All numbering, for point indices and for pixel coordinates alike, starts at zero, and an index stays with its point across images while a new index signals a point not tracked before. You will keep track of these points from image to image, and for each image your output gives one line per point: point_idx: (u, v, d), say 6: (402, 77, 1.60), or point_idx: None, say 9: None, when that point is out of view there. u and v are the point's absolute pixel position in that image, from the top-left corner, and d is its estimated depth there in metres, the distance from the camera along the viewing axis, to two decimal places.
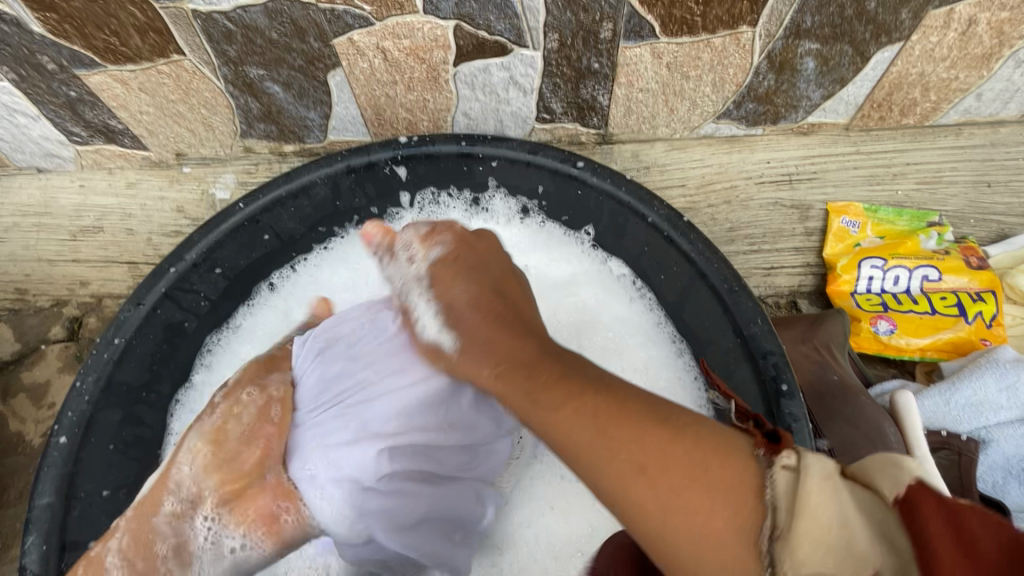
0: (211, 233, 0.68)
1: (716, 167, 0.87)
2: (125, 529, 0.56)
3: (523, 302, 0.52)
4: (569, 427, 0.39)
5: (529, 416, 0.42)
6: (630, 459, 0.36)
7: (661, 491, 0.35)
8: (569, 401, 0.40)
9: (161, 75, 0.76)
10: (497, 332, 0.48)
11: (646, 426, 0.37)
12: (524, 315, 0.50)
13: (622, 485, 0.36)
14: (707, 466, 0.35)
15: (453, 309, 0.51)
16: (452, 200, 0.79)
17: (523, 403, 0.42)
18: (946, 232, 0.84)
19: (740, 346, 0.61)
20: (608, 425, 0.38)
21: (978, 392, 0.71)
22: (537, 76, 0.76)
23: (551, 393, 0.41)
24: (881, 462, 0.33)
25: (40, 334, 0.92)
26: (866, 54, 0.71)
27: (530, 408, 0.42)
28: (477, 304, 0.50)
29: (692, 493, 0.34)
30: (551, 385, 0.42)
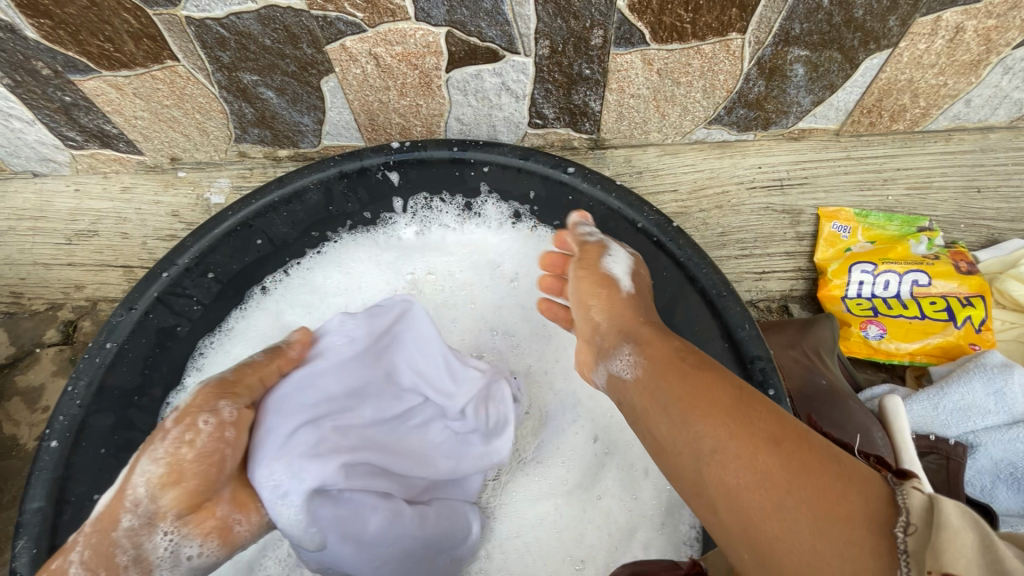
0: (203, 238, 0.68)
1: (708, 172, 0.87)
2: (84, 544, 0.49)
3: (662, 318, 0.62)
4: (711, 397, 0.43)
5: (667, 383, 0.46)
6: (769, 434, 0.39)
7: (789, 467, 0.36)
8: (718, 379, 0.45)
9: (156, 80, 0.77)
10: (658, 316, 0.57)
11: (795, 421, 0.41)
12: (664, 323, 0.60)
13: (749, 455, 0.38)
14: (843, 459, 0.36)
15: (637, 277, 0.62)
16: (445, 205, 0.80)
17: (669, 370, 0.47)
18: (937, 237, 0.84)
19: (729, 351, 0.61)
20: (754, 405, 0.41)
21: (966, 397, 0.71)
22: (529, 81, 0.76)
23: (697, 367, 0.47)
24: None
25: (35, 338, 0.92)
26: (855, 61, 0.72)
27: (674, 376, 0.46)
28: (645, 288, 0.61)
29: (822, 477, 0.35)
30: (702, 364, 0.47)
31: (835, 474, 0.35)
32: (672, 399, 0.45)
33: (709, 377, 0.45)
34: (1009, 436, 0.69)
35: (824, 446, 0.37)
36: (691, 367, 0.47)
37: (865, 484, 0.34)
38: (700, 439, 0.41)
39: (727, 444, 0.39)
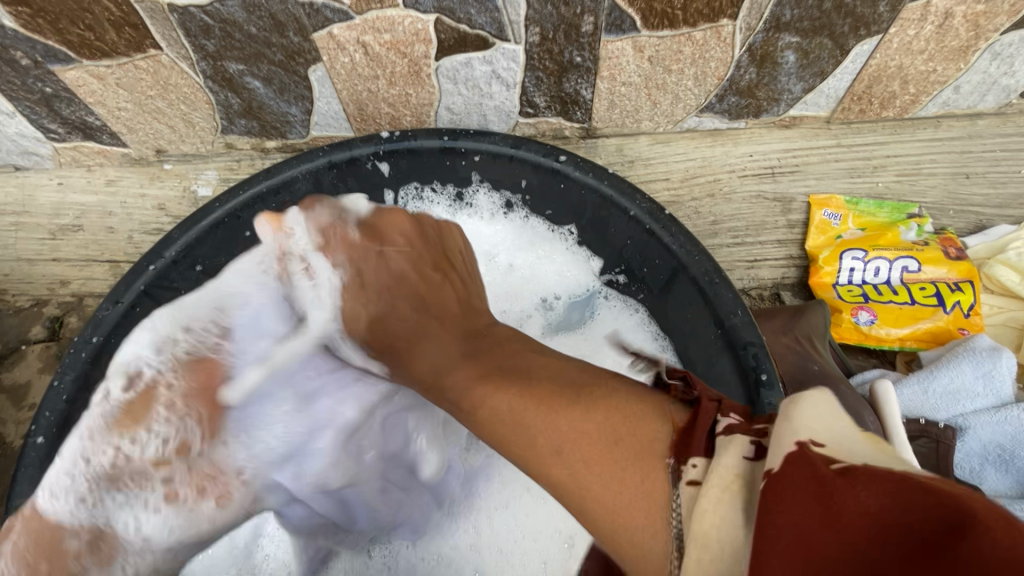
0: (191, 230, 0.67)
1: (700, 160, 0.87)
2: (20, 531, 0.49)
3: (425, 291, 0.59)
4: (506, 383, 0.47)
5: (472, 382, 0.50)
6: (556, 403, 0.43)
7: (576, 440, 0.40)
8: (507, 351, 0.52)
9: (139, 70, 0.75)
10: (434, 332, 0.57)
11: (591, 412, 0.41)
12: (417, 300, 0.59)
13: (556, 439, 0.41)
14: (619, 443, 0.39)
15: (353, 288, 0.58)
16: (436, 196, 0.79)
17: (466, 366, 0.52)
18: (926, 223, 0.85)
19: (721, 337, 0.61)
20: (528, 368, 0.48)
21: (955, 380, 0.72)
22: (519, 69, 0.75)
23: (539, 403, 0.43)
24: (815, 412, 0.32)
25: (20, 335, 0.91)
26: (845, 48, 0.72)
27: (468, 375, 0.51)
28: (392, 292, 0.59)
29: (602, 429, 0.40)
30: (481, 334, 0.57)
31: (606, 426, 0.40)
32: (478, 406, 0.48)
33: (495, 348, 0.53)
34: (997, 418, 0.70)
35: (605, 397, 0.43)
36: (475, 342, 0.55)
37: (633, 418, 0.40)
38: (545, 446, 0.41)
39: (539, 438, 0.42)
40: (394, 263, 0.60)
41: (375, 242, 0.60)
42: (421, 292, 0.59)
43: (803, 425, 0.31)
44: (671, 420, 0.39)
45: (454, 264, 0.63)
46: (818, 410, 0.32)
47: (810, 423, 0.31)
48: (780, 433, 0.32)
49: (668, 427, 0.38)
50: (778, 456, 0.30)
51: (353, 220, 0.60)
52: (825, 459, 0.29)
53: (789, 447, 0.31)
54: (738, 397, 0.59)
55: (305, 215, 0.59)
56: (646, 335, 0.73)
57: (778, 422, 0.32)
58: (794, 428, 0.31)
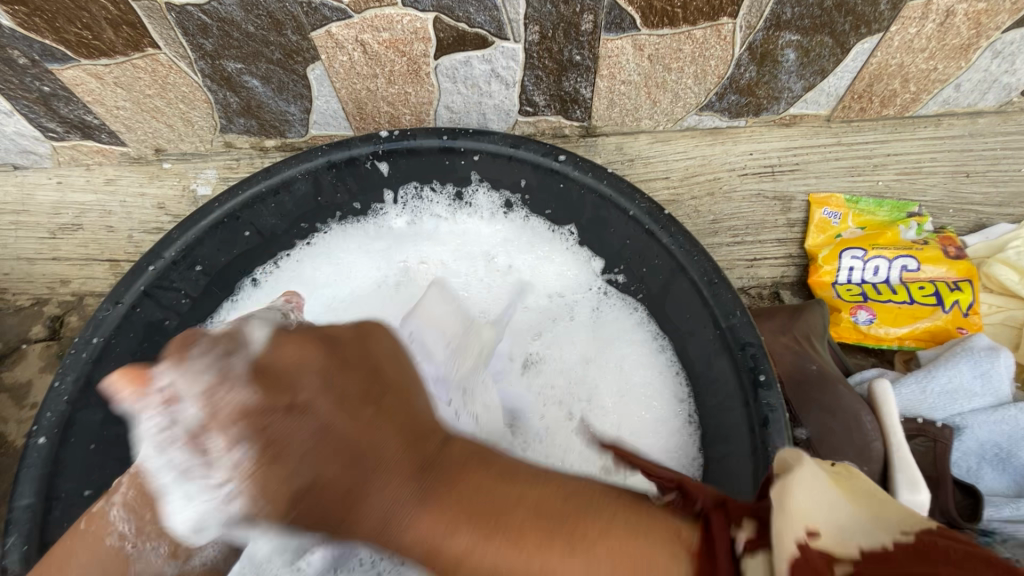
0: (191, 230, 0.67)
1: (699, 159, 0.87)
2: (127, 486, 0.50)
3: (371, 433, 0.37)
4: (479, 523, 0.33)
5: (433, 546, 0.33)
6: (553, 532, 0.32)
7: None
8: (475, 479, 0.35)
9: (137, 69, 0.75)
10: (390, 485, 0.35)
11: (592, 525, 0.32)
12: (362, 448, 0.36)
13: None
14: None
15: (272, 444, 0.35)
16: (435, 195, 0.79)
17: (429, 517, 0.34)
18: (926, 222, 0.85)
19: (719, 338, 0.61)
20: (501, 492, 0.34)
21: (953, 379, 0.73)
22: (519, 68, 0.75)
23: (502, 532, 0.32)
24: (802, 496, 0.31)
25: (20, 334, 0.92)
26: (845, 46, 0.71)
27: (432, 526, 0.34)
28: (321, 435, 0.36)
29: None
30: (438, 460, 0.37)
31: (616, 574, 0.30)
32: (460, 565, 0.33)
33: (459, 483, 0.35)
34: (991, 418, 0.71)
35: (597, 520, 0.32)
36: (432, 479, 0.35)
37: (650, 551, 0.31)
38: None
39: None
40: (310, 414, 0.36)
41: (280, 392, 0.37)
42: (359, 443, 0.36)
43: (802, 511, 0.30)
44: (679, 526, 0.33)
45: (387, 386, 0.40)
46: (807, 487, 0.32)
47: (803, 509, 0.30)
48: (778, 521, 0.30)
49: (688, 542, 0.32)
50: (786, 554, 0.29)
51: (243, 365, 0.38)
52: (825, 553, 0.29)
53: (793, 544, 0.29)
54: (736, 398, 0.59)
55: (178, 365, 0.39)
56: (647, 334, 0.73)
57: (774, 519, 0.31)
58: (793, 521, 0.30)
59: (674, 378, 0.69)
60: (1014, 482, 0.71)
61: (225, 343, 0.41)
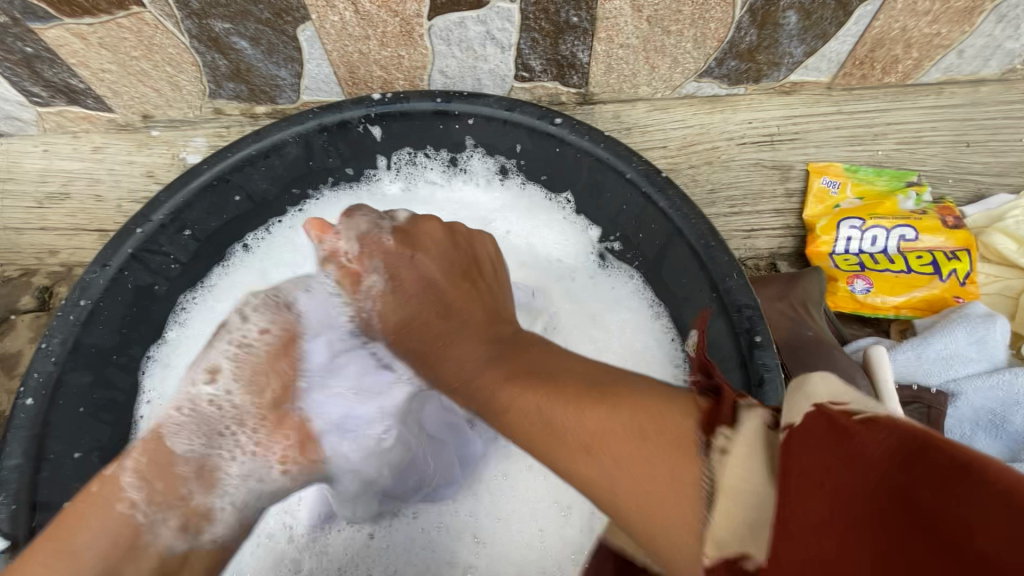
0: (179, 193, 0.65)
1: (698, 127, 0.85)
2: (140, 452, 0.52)
3: (466, 300, 0.56)
4: (530, 383, 0.44)
5: (497, 390, 0.45)
6: (589, 394, 0.40)
7: (602, 435, 0.36)
8: (544, 360, 0.46)
9: (122, 28, 0.73)
10: (457, 343, 0.52)
11: (634, 393, 0.39)
12: (456, 305, 0.56)
13: (579, 432, 0.38)
14: (646, 434, 0.35)
15: (416, 287, 0.58)
16: (429, 161, 0.78)
17: (488, 370, 0.48)
18: (924, 192, 0.85)
19: (715, 301, 0.61)
20: (557, 370, 0.44)
21: (949, 346, 0.73)
22: (514, 30, 0.73)
23: (559, 392, 0.41)
24: (833, 370, 0.30)
25: (9, 304, 0.91)
26: (848, 8, 0.69)
27: (491, 378, 0.47)
28: (432, 284, 0.57)
29: (629, 424, 0.36)
30: (512, 339, 0.52)
31: (632, 420, 0.36)
32: (506, 408, 0.44)
33: (522, 355, 0.48)
34: (988, 383, 0.71)
35: (643, 390, 0.39)
36: (503, 349, 0.50)
37: (665, 411, 0.36)
38: (570, 433, 0.38)
39: (562, 436, 0.39)
40: (428, 272, 0.58)
41: (414, 249, 0.59)
42: (453, 301, 0.56)
43: (819, 384, 0.30)
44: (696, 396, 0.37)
45: (481, 276, 0.60)
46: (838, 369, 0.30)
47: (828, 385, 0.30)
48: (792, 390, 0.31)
49: (699, 401, 0.36)
50: (792, 413, 0.30)
51: (389, 230, 0.60)
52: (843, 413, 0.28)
53: (803, 406, 0.30)
54: (732, 359, 0.59)
55: (344, 228, 0.59)
56: (641, 301, 0.73)
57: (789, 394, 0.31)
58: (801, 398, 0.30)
59: (671, 344, 0.69)
60: (1007, 448, 0.71)
61: (382, 218, 0.61)
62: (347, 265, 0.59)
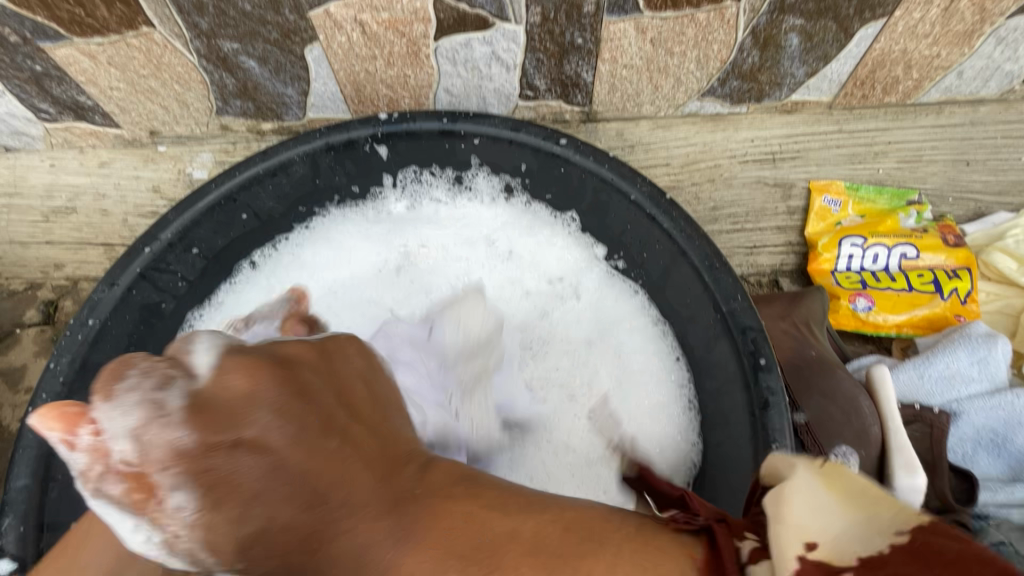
0: (187, 212, 0.66)
1: (700, 145, 0.86)
2: None
3: (337, 457, 0.32)
4: (477, 566, 0.29)
5: None
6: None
7: None
8: (464, 509, 0.32)
9: (131, 48, 0.74)
10: (355, 528, 0.31)
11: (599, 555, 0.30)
12: (327, 475, 0.31)
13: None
14: None
15: (256, 453, 0.30)
16: (435, 179, 0.78)
17: (412, 550, 0.30)
18: (925, 211, 0.86)
19: (720, 322, 0.61)
20: (499, 529, 0.31)
21: (950, 366, 0.73)
22: (520, 51, 0.74)
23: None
24: (796, 505, 0.31)
25: (15, 318, 0.91)
26: (849, 31, 0.70)
27: (417, 567, 0.30)
28: (297, 443, 0.31)
29: None
30: (422, 489, 0.33)
31: None
32: None
33: (441, 506, 0.32)
34: (990, 404, 0.72)
35: (609, 544, 0.31)
36: (414, 508, 0.32)
37: (656, 554, 0.31)
38: None
39: None
40: (258, 434, 0.30)
41: (222, 418, 0.30)
42: (312, 478, 0.31)
43: (793, 520, 0.30)
44: (689, 538, 0.33)
45: (357, 397, 0.36)
46: (802, 500, 0.31)
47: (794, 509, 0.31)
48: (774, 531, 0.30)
49: (693, 550, 0.31)
50: (788, 563, 0.29)
51: (182, 400, 0.30)
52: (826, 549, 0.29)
53: (794, 554, 0.29)
54: (737, 381, 0.59)
55: (117, 403, 0.31)
56: (645, 319, 0.73)
57: (771, 525, 0.31)
58: (792, 530, 0.30)
59: (676, 364, 0.69)
60: (1008, 467, 0.72)
61: (230, 334, 0.39)
62: (130, 468, 0.30)
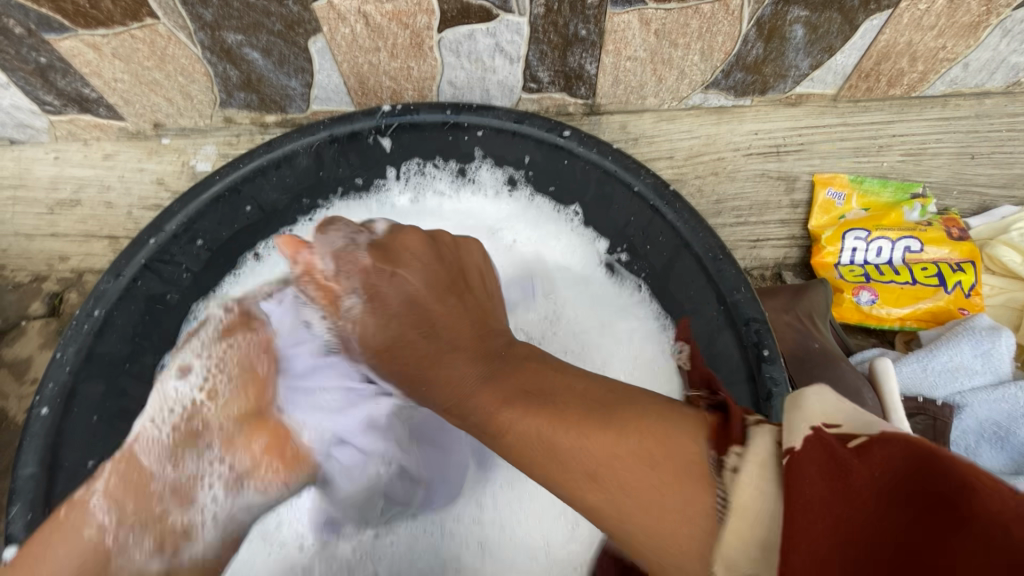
0: (190, 203, 0.66)
1: (704, 138, 0.86)
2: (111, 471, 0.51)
3: (446, 313, 0.54)
4: (530, 405, 0.42)
5: (496, 411, 0.44)
6: (598, 419, 0.38)
7: (608, 459, 0.36)
8: (530, 373, 0.46)
9: (135, 40, 0.74)
10: (450, 359, 0.50)
11: (633, 405, 0.39)
12: (436, 321, 0.53)
13: (584, 459, 0.37)
14: (653, 459, 0.35)
15: (381, 300, 0.54)
16: (438, 171, 0.79)
17: (488, 389, 0.46)
18: (930, 204, 0.85)
19: (723, 314, 0.61)
20: (558, 383, 0.44)
21: (954, 358, 0.74)
22: (523, 42, 0.74)
23: (563, 417, 0.40)
24: (820, 398, 0.32)
25: (21, 310, 0.91)
26: (855, 23, 0.70)
27: (490, 398, 0.45)
28: (433, 291, 0.54)
29: (636, 450, 0.36)
30: (502, 353, 0.50)
31: (641, 445, 0.36)
32: (506, 432, 0.43)
33: (516, 367, 0.48)
34: (994, 397, 0.72)
35: (645, 402, 0.39)
36: (500, 364, 0.49)
37: (669, 423, 0.37)
38: (571, 451, 0.38)
39: (567, 461, 0.38)
40: (411, 285, 0.54)
41: (390, 264, 0.55)
42: (437, 317, 0.53)
43: (811, 410, 0.32)
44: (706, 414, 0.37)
45: (467, 291, 0.57)
46: (824, 399, 0.32)
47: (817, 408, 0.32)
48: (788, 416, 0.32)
49: (706, 420, 0.36)
50: (796, 436, 0.31)
51: (367, 241, 0.56)
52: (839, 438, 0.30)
53: (803, 432, 0.31)
54: (739, 372, 0.59)
55: (317, 243, 0.55)
56: (647, 314, 0.74)
57: (787, 410, 0.33)
58: (807, 415, 0.32)
59: (675, 356, 0.70)
60: (1012, 460, 0.71)
61: (358, 230, 0.57)
62: (321, 284, 0.55)
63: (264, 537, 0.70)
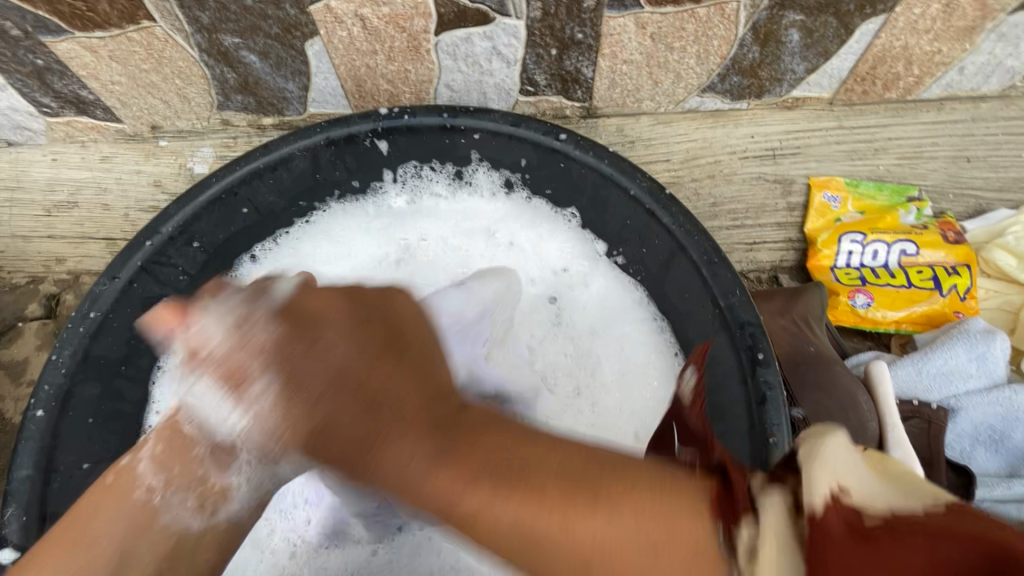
0: (187, 207, 0.66)
1: (701, 141, 0.86)
2: None
3: (386, 377, 0.43)
4: (492, 480, 0.35)
5: (453, 500, 0.35)
6: (582, 486, 0.34)
7: (608, 547, 0.31)
8: (495, 437, 0.38)
9: (132, 42, 0.74)
10: (392, 440, 0.39)
11: (609, 461, 0.36)
12: (371, 385, 0.42)
13: (577, 546, 0.32)
14: (655, 543, 0.31)
15: (297, 376, 0.42)
16: (435, 174, 0.79)
17: (435, 468, 0.37)
18: (925, 207, 0.86)
19: (718, 316, 0.61)
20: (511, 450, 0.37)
21: (949, 362, 0.74)
22: (520, 46, 0.74)
23: (535, 490, 0.34)
24: (838, 452, 0.31)
25: (17, 311, 0.91)
26: (850, 27, 0.70)
27: (439, 483, 0.36)
28: (364, 350, 0.44)
29: (633, 534, 0.31)
30: (452, 420, 0.41)
31: (638, 530, 0.32)
32: (473, 520, 0.35)
33: (469, 434, 0.39)
34: (988, 400, 0.72)
35: (619, 464, 0.36)
36: (451, 436, 0.39)
37: (665, 495, 0.33)
38: (556, 539, 0.32)
39: (552, 551, 0.33)
40: (330, 360, 0.43)
41: (308, 333, 0.44)
42: (371, 388, 0.42)
43: (831, 464, 0.30)
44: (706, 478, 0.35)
45: (409, 342, 0.47)
46: (840, 453, 0.31)
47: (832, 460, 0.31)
48: (804, 470, 0.31)
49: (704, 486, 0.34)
50: (815, 501, 0.29)
51: (266, 310, 0.46)
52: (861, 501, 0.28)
53: (823, 492, 0.29)
54: (735, 376, 0.59)
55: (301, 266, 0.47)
56: (644, 314, 0.74)
57: (804, 461, 0.31)
58: (825, 471, 0.30)
59: (673, 358, 0.70)
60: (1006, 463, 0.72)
61: (258, 290, 0.48)
62: (217, 364, 0.44)
63: (257, 544, 0.70)
